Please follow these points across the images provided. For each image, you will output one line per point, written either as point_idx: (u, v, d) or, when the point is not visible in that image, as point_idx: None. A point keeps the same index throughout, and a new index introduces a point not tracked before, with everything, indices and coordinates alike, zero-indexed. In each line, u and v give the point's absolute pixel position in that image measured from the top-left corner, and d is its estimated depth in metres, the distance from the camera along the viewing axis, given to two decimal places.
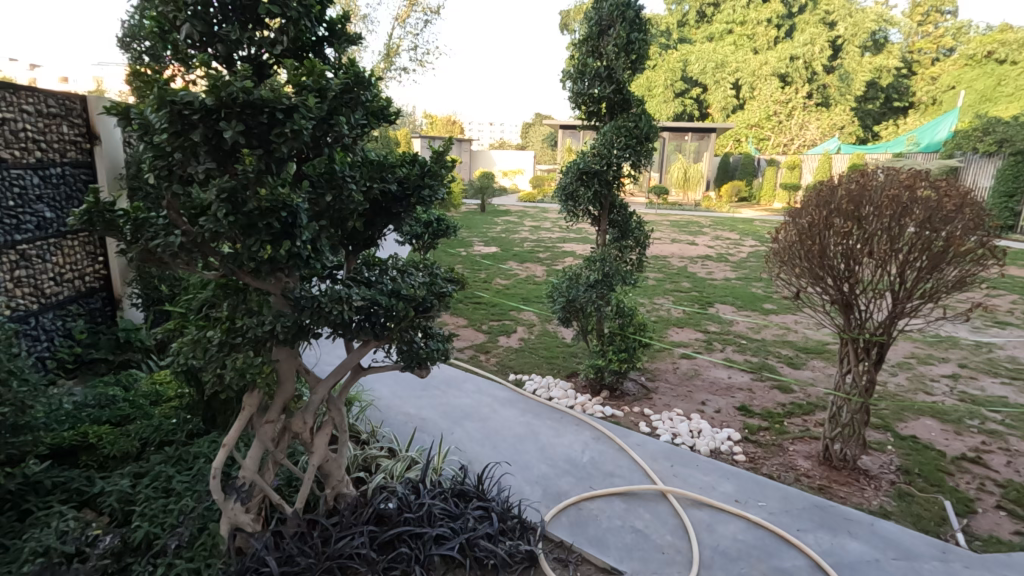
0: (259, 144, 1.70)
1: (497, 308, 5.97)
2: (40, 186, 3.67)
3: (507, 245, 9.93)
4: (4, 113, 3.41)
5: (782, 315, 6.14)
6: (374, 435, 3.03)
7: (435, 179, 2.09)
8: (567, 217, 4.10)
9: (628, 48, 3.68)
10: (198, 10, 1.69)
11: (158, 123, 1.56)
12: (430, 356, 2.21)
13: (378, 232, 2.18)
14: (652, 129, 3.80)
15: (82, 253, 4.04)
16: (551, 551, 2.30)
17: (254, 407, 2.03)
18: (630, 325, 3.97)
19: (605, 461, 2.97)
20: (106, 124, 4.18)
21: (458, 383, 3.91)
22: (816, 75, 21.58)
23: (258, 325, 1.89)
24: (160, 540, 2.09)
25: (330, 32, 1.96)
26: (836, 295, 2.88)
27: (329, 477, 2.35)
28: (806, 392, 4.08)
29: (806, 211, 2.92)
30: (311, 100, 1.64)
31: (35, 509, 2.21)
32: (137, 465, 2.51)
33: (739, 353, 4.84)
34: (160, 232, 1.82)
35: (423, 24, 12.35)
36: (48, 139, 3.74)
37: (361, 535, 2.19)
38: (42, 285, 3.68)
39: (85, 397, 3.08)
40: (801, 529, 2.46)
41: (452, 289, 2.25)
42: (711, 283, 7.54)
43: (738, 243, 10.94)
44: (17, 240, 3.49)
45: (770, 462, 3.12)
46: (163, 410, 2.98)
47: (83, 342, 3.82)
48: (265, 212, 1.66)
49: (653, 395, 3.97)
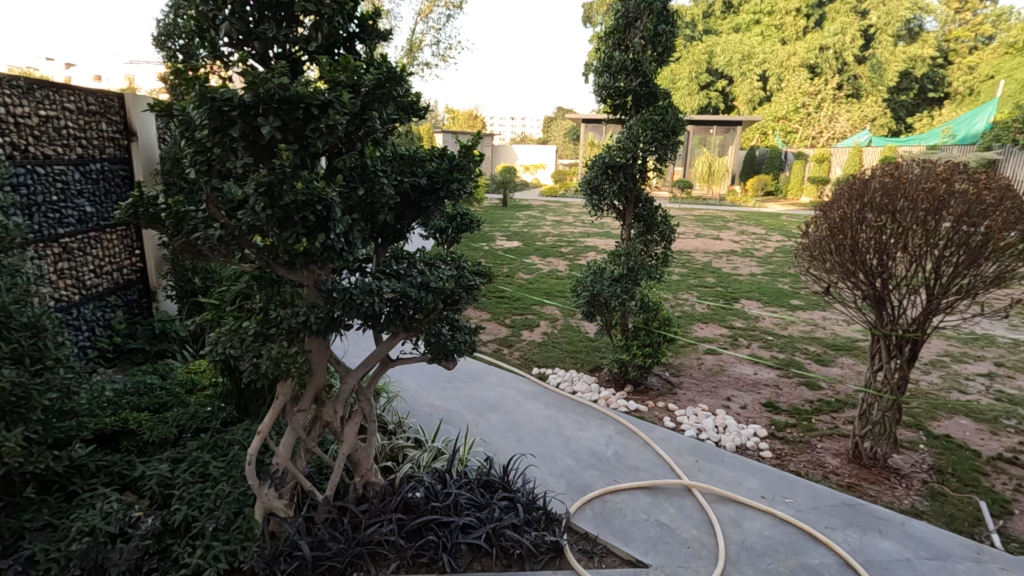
0: (295, 139, 1.75)
1: (520, 303, 5.99)
2: (81, 181, 3.80)
3: (528, 239, 9.95)
4: (48, 112, 3.53)
5: (810, 311, 6.02)
6: (400, 425, 3.08)
7: (464, 173, 2.12)
8: (592, 211, 4.09)
9: (656, 41, 3.66)
10: (237, 9, 1.74)
11: (198, 119, 1.62)
12: (457, 348, 2.23)
13: (408, 226, 2.21)
14: (679, 122, 3.75)
15: (119, 246, 4.19)
16: (576, 543, 2.31)
17: (287, 395, 2.08)
18: (655, 320, 3.95)
19: (629, 455, 2.98)
20: (142, 121, 4.31)
21: (482, 376, 3.94)
22: (846, 65, 21.02)
23: (292, 316, 1.94)
24: (198, 522, 2.16)
25: (361, 28, 1.98)
26: (868, 290, 2.83)
27: (358, 465, 2.40)
28: (835, 389, 4.01)
29: (838, 204, 2.87)
30: (345, 96, 1.67)
31: (80, 491, 2.30)
32: (175, 450, 2.60)
33: (765, 349, 4.78)
34: (199, 225, 1.88)
35: (445, 19, 12.37)
36: (88, 136, 3.87)
37: (389, 522, 2.24)
38: (84, 277, 3.80)
39: (125, 384, 3.19)
40: (829, 527, 2.43)
41: (480, 282, 2.27)
42: (737, 279, 7.42)
43: (764, 238, 10.74)
44: (60, 233, 3.62)
45: (798, 459, 3.09)
46: (198, 399, 3.08)
47: (121, 332, 3.96)
48: (301, 205, 1.70)
49: (677, 390, 3.96)
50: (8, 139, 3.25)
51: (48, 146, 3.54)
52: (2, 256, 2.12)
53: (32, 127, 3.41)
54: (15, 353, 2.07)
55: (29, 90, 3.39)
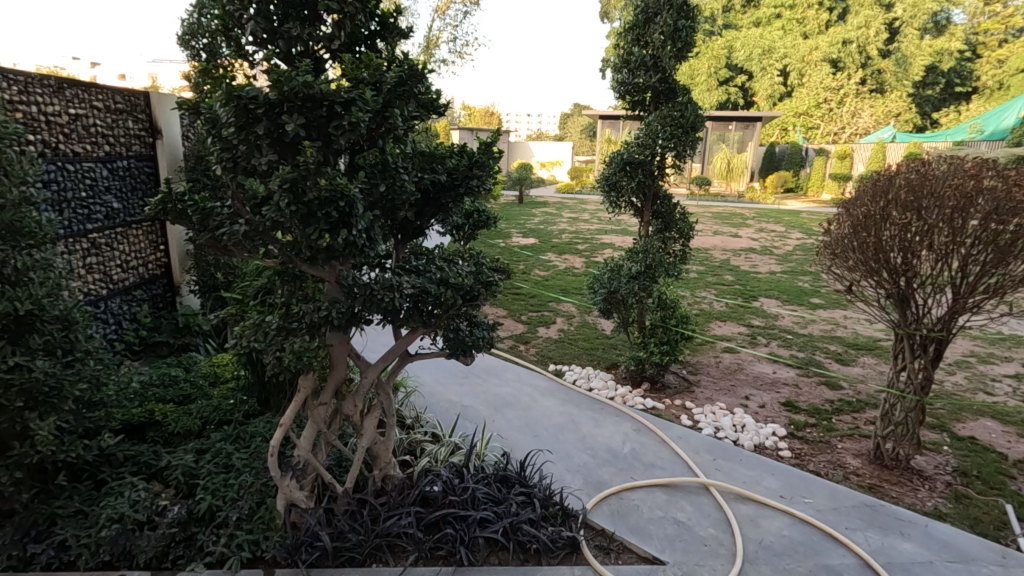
0: (319, 136, 1.79)
1: (536, 299, 5.99)
2: (109, 178, 3.89)
3: (544, 236, 9.93)
4: (77, 110, 3.61)
5: (830, 310, 5.94)
6: (418, 420, 3.11)
7: (483, 170, 2.13)
8: (609, 208, 4.08)
9: (675, 36, 3.62)
10: (261, 8, 1.76)
11: (225, 117, 1.65)
12: (476, 344, 2.24)
13: (427, 222, 2.23)
14: (699, 118, 3.72)
15: (145, 242, 4.29)
16: (593, 539, 2.32)
17: (309, 389, 2.11)
18: (673, 317, 3.93)
19: (646, 453, 2.97)
20: (167, 118, 4.40)
21: (498, 372, 3.96)
22: (870, 59, 20.57)
23: (314, 310, 1.97)
24: (222, 512, 2.21)
25: (382, 26, 1.99)
26: (891, 289, 2.78)
27: (377, 459, 2.43)
28: (856, 389, 3.95)
29: (861, 202, 2.82)
30: (368, 93, 1.69)
31: (109, 480, 2.37)
32: (199, 442, 2.66)
33: (784, 348, 4.73)
34: (225, 221, 1.93)
35: (462, 16, 12.37)
36: (115, 133, 3.96)
37: (408, 515, 2.27)
38: (111, 272, 3.89)
39: (150, 376, 3.27)
40: (850, 528, 2.41)
41: (499, 278, 2.28)
42: (756, 277, 7.35)
43: (783, 236, 10.60)
44: (89, 229, 3.70)
45: (817, 459, 3.06)
46: (221, 392, 3.15)
47: (146, 326, 4.06)
48: (324, 202, 1.72)
49: (695, 389, 3.94)
50: (39, 137, 3.33)
51: (77, 144, 3.63)
52: (35, 250, 2.17)
53: (61, 125, 3.50)
54: (48, 344, 2.14)
55: (59, 89, 3.47)
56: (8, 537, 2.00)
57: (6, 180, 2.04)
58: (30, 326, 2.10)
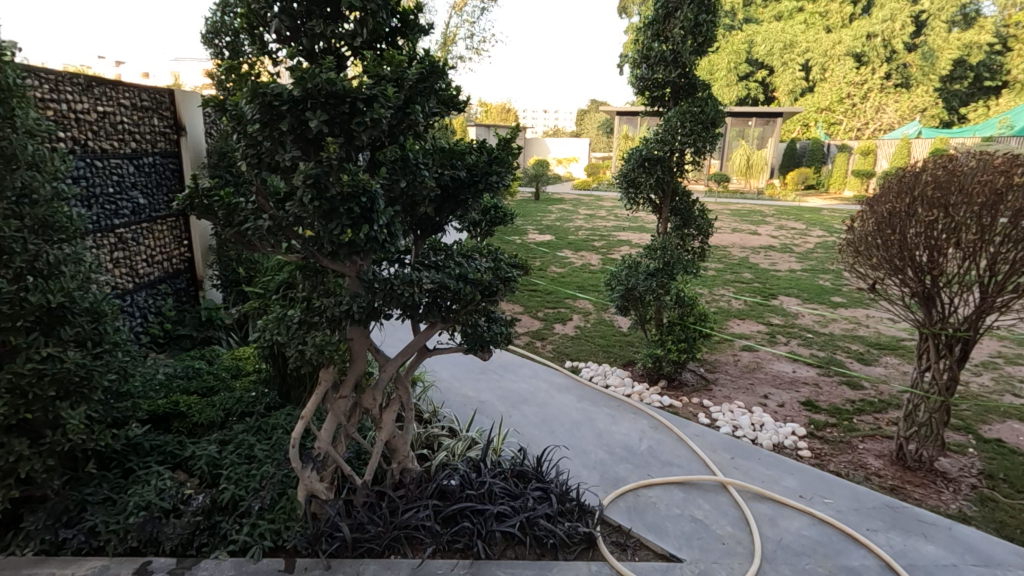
0: (341, 133, 1.81)
1: (552, 296, 5.99)
2: (135, 174, 3.97)
3: (561, 233, 9.91)
4: (105, 108, 3.69)
5: (852, 309, 5.85)
6: (435, 414, 3.14)
7: (502, 166, 2.13)
8: (627, 205, 4.07)
9: (696, 31, 3.58)
10: (285, 6, 1.79)
11: (250, 114, 1.69)
12: (493, 339, 2.25)
13: (446, 218, 2.24)
14: (719, 114, 3.67)
15: (169, 237, 4.38)
16: (609, 535, 2.32)
17: (329, 381, 2.14)
18: (690, 315, 3.91)
19: (663, 450, 2.96)
20: (190, 115, 4.48)
21: (515, 368, 3.98)
22: (895, 54, 20.12)
23: (335, 305, 2.00)
24: (244, 501, 2.26)
25: (403, 23, 2.00)
26: (916, 288, 2.73)
27: (395, 452, 2.46)
28: (878, 389, 3.89)
29: (885, 199, 2.78)
30: (390, 90, 1.71)
31: (136, 468, 2.43)
32: (222, 433, 2.72)
33: (803, 347, 4.68)
34: (249, 216, 1.97)
35: (480, 12, 12.38)
36: (141, 130, 4.04)
37: (425, 508, 2.30)
38: (137, 266, 3.98)
39: (175, 368, 3.34)
40: (871, 529, 2.38)
41: (517, 274, 2.29)
42: (775, 274, 7.26)
43: (804, 234, 10.44)
44: (116, 224, 3.79)
45: (837, 459, 3.02)
46: (242, 385, 3.21)
47: (170, 319, 4.14)
48: (346, 197, 1.74)
49: (713, 387, 3.91)
50: (69, 134, 3.41)
51: (105, 141, 3.71)
52: (66, 244, 2.23)
53: (90, 122, 3.58)
54: (79, 336, 2.20)
55: (88, 87, 3.55)
56: (41, 522, 2.09)
57: (39, 176, 2.10)
58: (62, 318, 2.16)
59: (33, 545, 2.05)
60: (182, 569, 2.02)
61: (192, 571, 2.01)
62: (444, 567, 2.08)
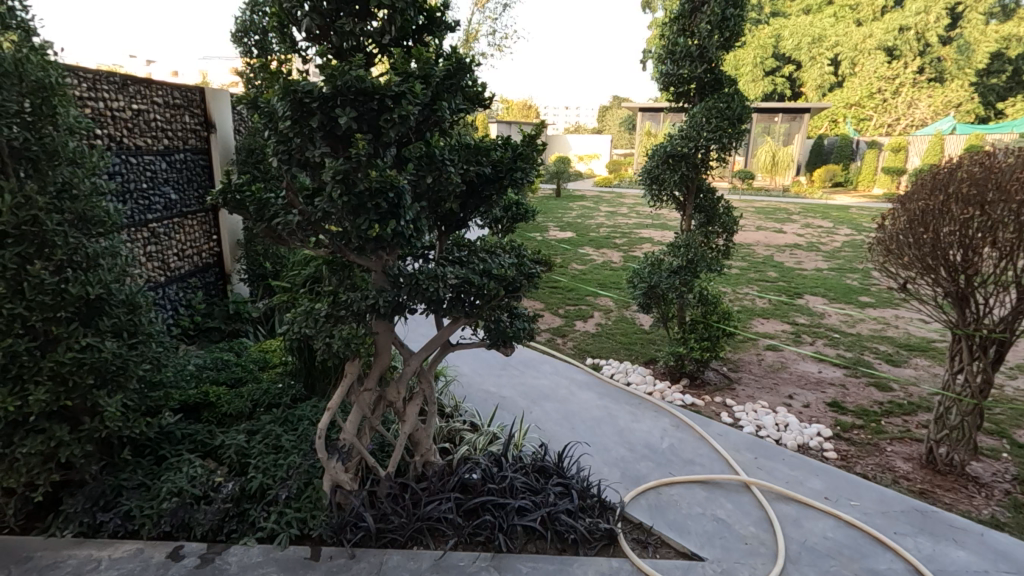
0: (369, 129, 1.84)
1: (573, 293, 5.98)
2: (167, 170, 4.08)
3: (582, 230, 9.89)
4: (140, 106, 3.80)
5: (881, 309, 5.72)
6: (457, 409, 3.16)
7: (527, 162, 2.13)
8: (651, 201, 4.04)
9: (723, 26, 3.52)
10: (316, 5, 1.82)
11: (282, 111, 1.72)
12: (516, 335, 2.27)
13: (470, 214, 2.25)
14: (746, 110, 3.61)
15: (199, 232, 4.48)
16: (630, 532, 2.32)
17: (355, 374, 2.17)
18: (714, 313, 3.87)
19: (685, 449, 2.95)
20: (220, 112, 4.58)
21: (536, 364, 3.98)
22: (929, 47, 19.55)
23: (362, 299, 2.03)
24: (272, 490, 2.32)
25: (430, 20, 2.01)
26: (950, 288, 2.67)
27: (418, 445, 2.49)
28: (907, 391, 3.80)
29: (918, 196, 2.71)
30: (417, 87, 1.73)
31: (168, 456, 2.51)
32: (250, 423, 2.79)
33: (830, 347, 4.59)
34: (279, 211, 2.02)
35: (502, 8, 12.38)
36: (174, 128, 4.15)
37: (447, 500, 2.32)
38: (168, 260, 4.08)
39: (204, 360, 3.43)
40: (898, 533, 2.33)
41: (541, 270, 2.30)
42: (801, 273, 7.13)
43: (832, 232, 10.22)
44: (149, 219, 3.89)
45: (865, 461, 2.97)
46: (270, 377, 3.28)
47: (200, 312, 4.24)
48: (374, 193, 1.77)
49: (736, 386, 3.87)
50: (106, 131, 3.51)
51: (139, 138, 3.81)
52: (104, 238, 2.30)
53: (125, 120, 3.68)
54: (115, 327, 2.28)
55: (124, 85, 3.66)
56: (79, 505, 2.18)
57: (79, 171, 2.17)
58: (100, 309, 2.24)
59: (72, 527, 2.14)
60: (213, 554, 2.08)
61: (221, 556, 2.07)
62: (466, 559, 2.11)
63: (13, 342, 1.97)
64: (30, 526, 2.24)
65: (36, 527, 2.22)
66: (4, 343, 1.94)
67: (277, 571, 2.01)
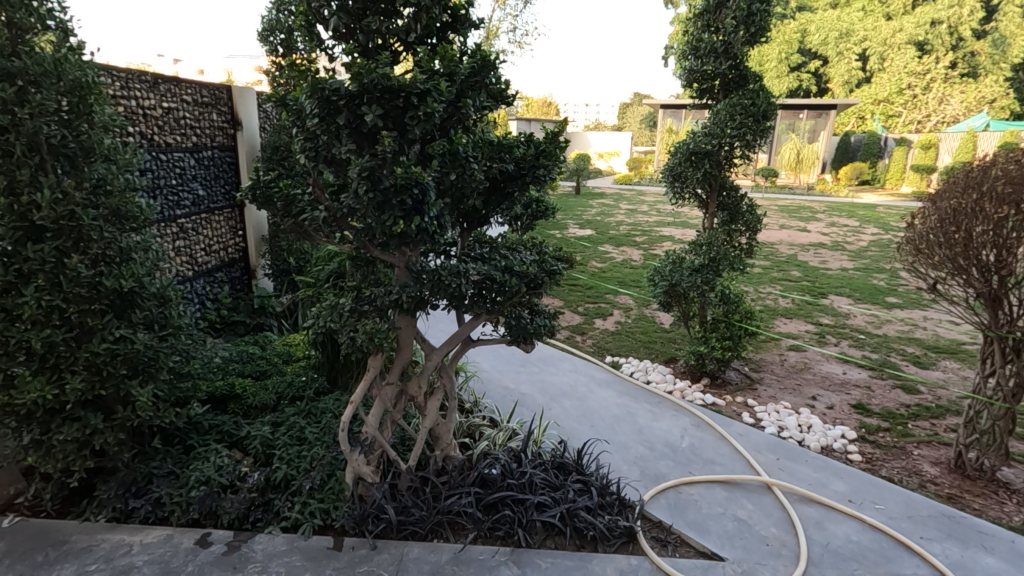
0: (395, 127, 1.87)
1: (593, 291, 5.96)
2: (195, 167, 4.17)
3: (601, 228, 9.83)
4: (170, 104, 3.89)
5: (908, 310, 5.59)
6: (476, 404, 3.19)
7: (550, 159, 2.12)
8: (673, 199, 4.01)
9: (749, 21, 3.47)
10: (343, 4, 1.85)
11: (310, 108, 1.75)
12: (537, 332, 2.27)
13: (492, 211, 2.26)
14: (771, 106, 3.56)
15: (225, 227, 4.58)
16: (649, 530, 2.32)
17: (377, 368, 2.20)
18: (736, 312, 3.82)
19: (705, 448, 2.92)
20: (246, 110, 4.67)
21: (555, 362, 3.99)
22: (962, 41, 19.00)
23: (385, 294, 2.06)
24: (296, 481, 2.37)
25: (454, 18, 2.02)
26: (982, 288, 2.60)
27: (439, 439, 2.51)
28: (935, 394, 3.72)
29: (950, 194, 2.64)
30: (443, 84, 1.75)
31: (196, 445, 2.58)
32: (275, 415, 2.84)
33: (856, 348, 4.51)
34: (306, 207, 2.06)
35: (523, 5, 12.36)
36: (202, 125, 4.24)
37: (467, 495, 2.34)
38: (196, 255, 4.18)
39: (231, 353, 3.51)
40: (925, 537, 2.29)
41: (563, 267, 2.30)
42: (825, 273, 7.00)
43: (857, 231, 10.01)
44: (178, 214, 3.98)
45: (890, 464, 2.92)
46: (294, 370, 3.34)
47: (226, 306, 4.33)
48: (399, 189, 1.79)
49: (758, 386, 3.83)
50: (138, 129, 3.61)
51: (169, 135, 3.90)
52: (137, 233, 2.37)
53: (156, 117, 3.77)
54: (147, 319, 2.34)
55: (155, 84, 3.75)
56: (112, 491, 2.25)
57: (113, 168, 2.24)
58: (132, 302, 2.31)
59: (106, 512, 2.21)
60: (239, 542, 2.13)
61: (247, 544, 2.12)
62: (486, 553, 2.13)
63: (51, 333, 2.05)
64: (66, 511, 2.33)
65: (71, 512, 2.30)
66: (42, 334, 2.02)
67: (300, 559, 2.05)
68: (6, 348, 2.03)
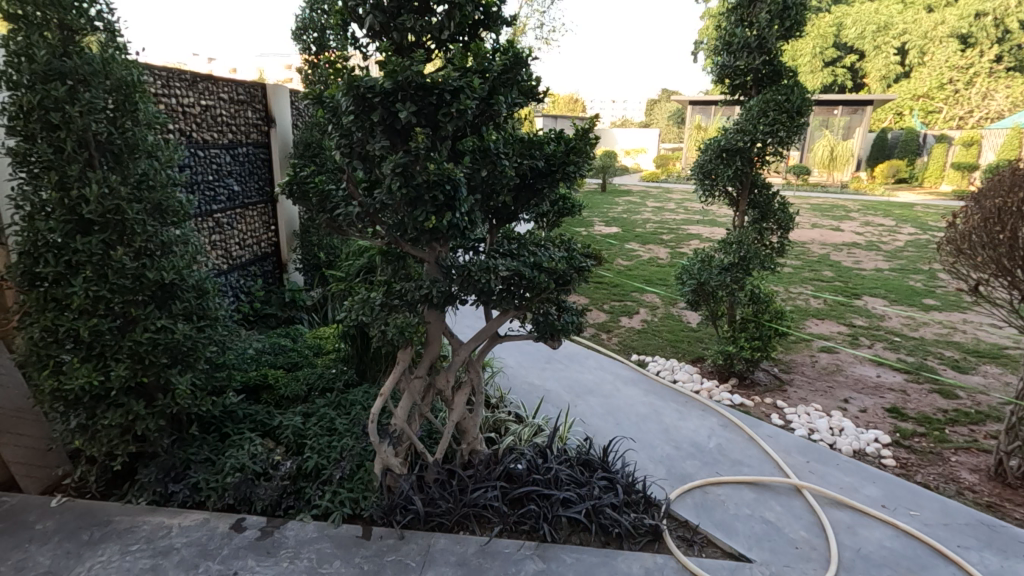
0: (428, 123, 1.89)
1: (619, 289, 5.92)
2: (230, 163, 4.27)
3: (627, 226, 9.74)
4: (207, 101, 3.99)
5: (947, 312, 5.42)
6: (502, 399, 3.21)
7: (580, 155, 2.12)
8: (703, 197, 3.96)
9: (784, 15, 3.40)
10: (379, 2, 1.88)
11: (345, 106, 1.79)
12: (564, 329, 2.28)
13: (522, 207, 2.27)
14: (806, 102, 3.47)
15: (259, 222, 4.69)
16: (675, 530, 2.31)
17: (407, 361, 2.24)
18: (766, 312, 3.77)
19: (733, 449, 2.89)
20: (280, 107, 4.77)
21: (581, 359, 3.98)
22: (1008, 33, 18.26)
23: (415, 289, 2.09)
24: (327, 470, 2.43)
25: (487, 15, 2.02)
26: None
27: (465, 433, 2.54)
28: (974, 399, 3.60)
29: (995, 193, 2.55)
30: (475, 82, 1.76)
31: (231, 433, 2.66)
32: (306, 406, 2.91)
33: (890, 351, 4.39)
34: (340, 203, 2.11)
35: (551, 1, 12.32)
36: (237, 122, 4.34)
37: (493, 488, 2.37)
38: (230, 249, 4.29)
39: (264, 344, 3.60)
40: (962, 546, 2.23)
41: (591, 264, 2.29)
42: (859, 273, 6.82)
43: (893, 230, 9.72)
44: (214, 209, 4.09)
45: (926, 470, 2.84)
46: (324, 362, 3.42)
47: (259, 298, 4.45)
48: (431, 185, 1.82)
49: (787, 388, 3.76)
50: (177, 126, 3.72)
51: (206, 132, 4.01)
52: (177, 227, 2.44)
53: (194, 115, 3.88)
54: (186, 310, 2.42)
55: (193, 82, 3.85)
56: (153, 475, 2.34)
57: (156, 164, 2.32)
58: (173, 294, 2.39)
59: (147, 495, 2.30)
60: (272, 528, 2.19)
61: (280, 530, 2.18)
62: (512, 547, 2.15)
63: (97, 322, 2.14)
64: (109, 493, 2.43)
65: (115, 493, 2.40)
66: (90, 323, 2.11)
67: (330, 546, 2.10)
68: (57, 336, 2.14)
